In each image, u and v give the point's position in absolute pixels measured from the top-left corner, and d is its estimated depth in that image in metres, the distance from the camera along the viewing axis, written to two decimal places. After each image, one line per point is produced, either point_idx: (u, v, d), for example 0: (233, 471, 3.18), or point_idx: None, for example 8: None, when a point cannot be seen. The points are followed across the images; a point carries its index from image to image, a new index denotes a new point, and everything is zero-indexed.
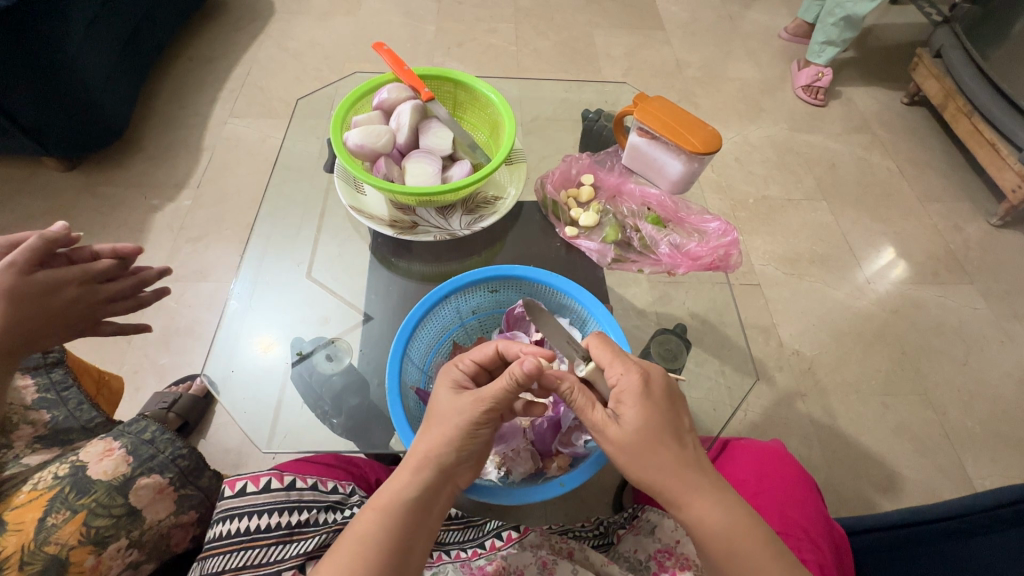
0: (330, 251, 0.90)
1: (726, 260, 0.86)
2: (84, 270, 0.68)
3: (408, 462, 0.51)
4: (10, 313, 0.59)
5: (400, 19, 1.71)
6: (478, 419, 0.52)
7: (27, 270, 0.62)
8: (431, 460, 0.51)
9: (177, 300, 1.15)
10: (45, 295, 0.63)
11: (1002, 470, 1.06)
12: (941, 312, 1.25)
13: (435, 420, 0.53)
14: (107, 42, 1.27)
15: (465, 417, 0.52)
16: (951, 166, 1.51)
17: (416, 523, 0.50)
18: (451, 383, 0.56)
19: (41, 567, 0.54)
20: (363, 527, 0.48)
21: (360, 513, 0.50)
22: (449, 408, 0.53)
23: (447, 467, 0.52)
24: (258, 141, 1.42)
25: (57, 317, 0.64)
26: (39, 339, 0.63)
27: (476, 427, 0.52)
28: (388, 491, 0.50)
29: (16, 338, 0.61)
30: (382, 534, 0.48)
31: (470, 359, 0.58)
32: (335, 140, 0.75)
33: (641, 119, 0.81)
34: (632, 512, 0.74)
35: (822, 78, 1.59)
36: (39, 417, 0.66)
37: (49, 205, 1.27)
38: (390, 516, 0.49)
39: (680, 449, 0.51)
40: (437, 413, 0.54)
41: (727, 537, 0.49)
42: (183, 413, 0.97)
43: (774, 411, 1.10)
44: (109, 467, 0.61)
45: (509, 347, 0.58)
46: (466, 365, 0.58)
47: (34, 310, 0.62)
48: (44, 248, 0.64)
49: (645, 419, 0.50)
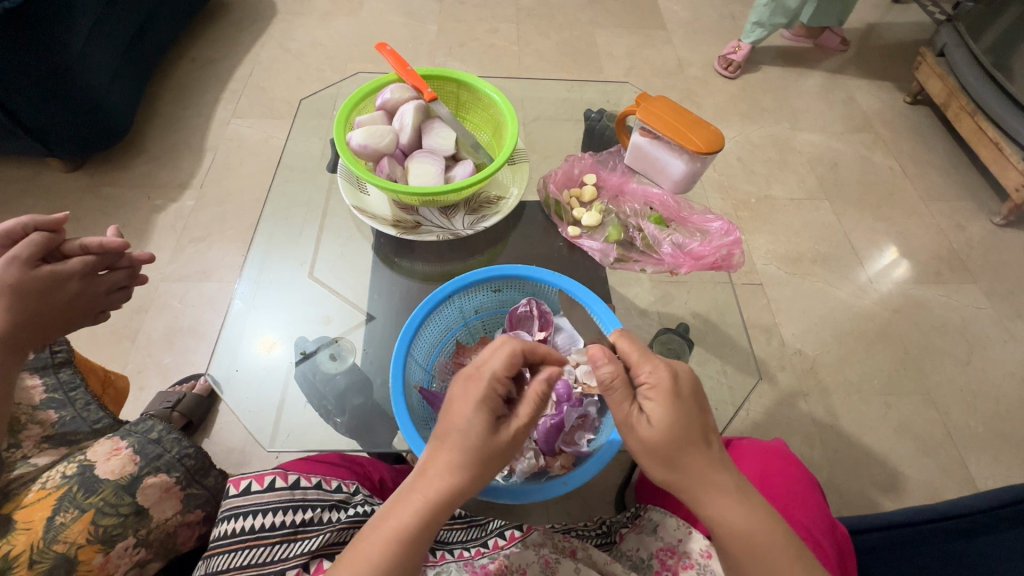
0: (331, 251, 0.90)
1: (729, 260, 0.86)
2: (84, 263, 0.68)
3: (426, 492, 0.49)
4: (17, 307, 0.60)
5: (402, 19, 1.72)
6: (513, 448, 0.51)
7: (30, 264, 0.63)
8: (451, 494, 0.49)
9: (180, 300, 1.16)
10: (46, 291, 0.63)
11: (1005, 470, 1.06)
12: (943, 311, 1.25)
13: (457, 448, 0.50)
14: (111, 43, 1.27)
15: (501, 452, 0.50)
16: (954, 165, 1.51)
17: (425, 546, 0.50)
18: (488, 407, 0.50)
19: (51, 565, 0.54)
20: (376, 553, 0.48)
21: (370, 536, 0.48)
22: (479, 442, 0.49)
23: (464, 494, 0.50)
24: (260, 142, 1.43)
25: (59, 311, 0.65)
26: (45, 333, 0.64)
27: (506, 458, 0.51)
28: (399, 516, 0.49)
29: (23, 331, 0.61)
30: (394, 561, 0.48)
31: (500, 373, 0.51)
32: (339, 140, 0.75)
33: (644, 119, 0.82)
34: (635, 511, 0.74)
35: (737, 53, 1.64)
36: (47, 417, 0.66)
37: (52, 205, 1.28)
38: (406, 544, 0.48)
39: (707, 451, 0.51)
40: (466, 435, 0.49)
41: (741, 539, 0.49)
42: (187, 413, 0.97)
43: (776, 410, 1.10)
44: (116, 467, 0.61)
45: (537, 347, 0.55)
46: (500, 383, 0.51)
47: (40, 305, 0.62)
48: (47, 241, 0.65)
49: (676, 419, 0.50)
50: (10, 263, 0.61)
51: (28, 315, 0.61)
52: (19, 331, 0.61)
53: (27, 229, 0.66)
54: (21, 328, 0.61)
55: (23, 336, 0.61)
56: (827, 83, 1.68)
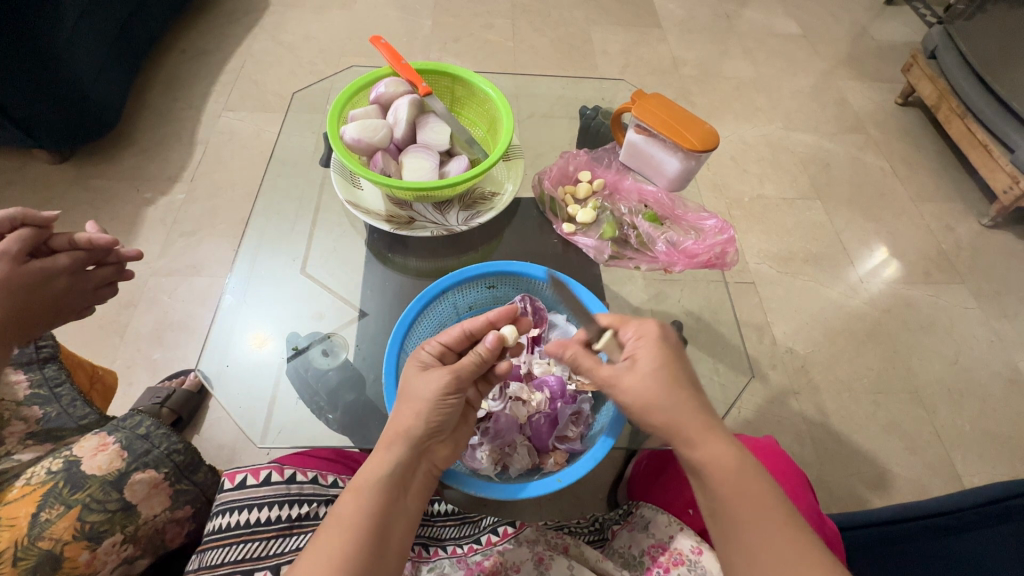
0: (323, 246, 0.89)
1: (722, 258, 0.88)
2: (72, 259, 0.67)
3: (384, 442, 0.53)
4: (7, 304, 0.59)
5: (397, 13, 1.70)
6: (446, 388, 0.53)
7: (19, 259, 0.62)
8: (403, 436, 0.53)
9: (170, 294, 1.15)
10: (35, 287, 0.62)
11: (990, 467, 1.07)
12: (931, 310, 1.27)
13: (404, 399, 0.55)
14: (100, 33, 1.25)
15: (436, 389, 0.53)
16: (943, 166, 1.52)
17: (394, 500, 0.51)
18: (420, 362, 0.57)
19: (35, 562, 0.53)
20: (343, 510, 0.49)
21: (339, 497, 0.51)
22: (417, 384, 0.55)
23: (420, 442, 0.53)
24: (253, 136, 1.41)
25: (45, 307, 0.64)
26: (31, 327, 0.63)
27: (448, 398, 0.54)
28: (362, 473, 0.52)
29: (9, 325, 0.60)
30: (362, 511, 0.49)
31: (435, 342, 0.59)
32: (332, 133, 0.74)
33: (640, 116, 0.81)
34: (627, 508, 0.74)
35: None
36: (32, 413, 0.65)
37: (40, 197, 1.26)
38: (371, 495, 0.50)
39: (696, 408, 0.54)
40: (408, 390, 0.55)
41: None
42: (176, 409, 0.96)
43: (768, 409, 1.11)
44: (104, 461, 0.60)
45: (473, 322, 0.60)
46: (431, 348, 0.59)
47: (29, 301, 0.62)
48: (35, 237, 0.64)
49: (659, 362, 0.55)
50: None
51: (18, 311, 0.60)
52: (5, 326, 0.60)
53: (15, 223, 0.63)
54: (9, 324, 0.60)
55: (10, 331, 0.60)
56: (820, 83, 1.69)
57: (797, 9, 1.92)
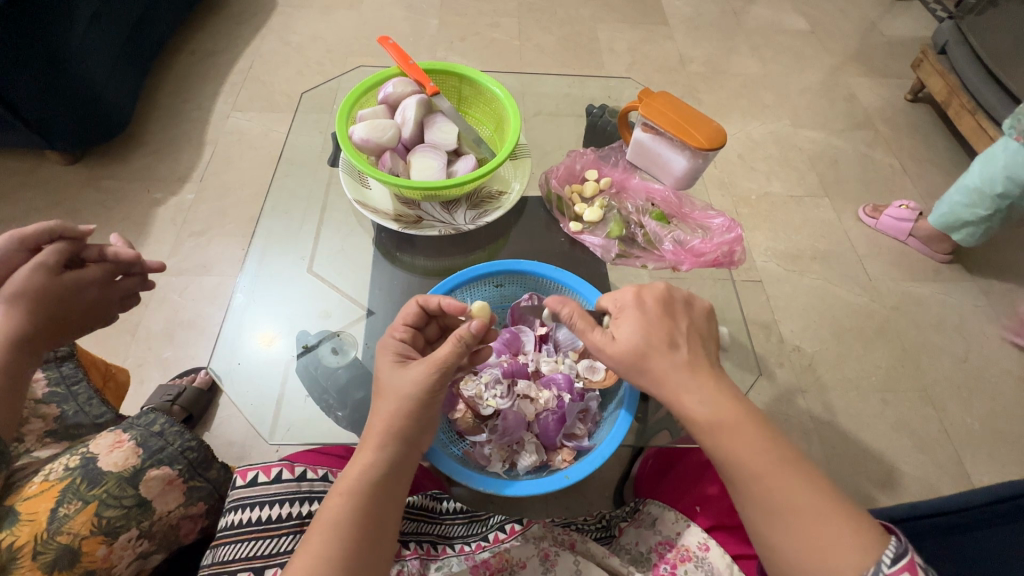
0: (331, 245, 0.90)
1: (730, 257, 0.91)
2: (103, 271, 0.68)
3: (369, 441, 0.54)
4: (41, 314, 0.61)
5: (403, 12, 1.71)
6: (431, 384, 0.54)
7: (55, 270, 0.63)
8: (390, 434, 0.54)
9: (181, 293, 1.16)
10: (69, 298, 0.64)
11: (1001, 466, 1.07)
12: (941, 308, 1.26)
13: (383, 394, 0.55)
14: (111, 35, 1.27)
15: (415, 382, 0.54)
16: (953, 163, 1.51)
17: (384, 499, 0.52)
18: (394, 353, 0.58)
19: (53, 557, 0.54)
20: (330, 513, 0.50)
21: (326, 501, 0.52)
22: (396, 378, 0.55)
23: (404, 436, 0.54)
24: (261, 135, 1.42)
25: (76, 317, 0.65)
26: (61, 337, 0.64)
27: (431, 394, 0.54)
28: (349, 476, 0.52)
29: (43, 335, 0.62)
30: (351, 515, 0.50)
31: (401, 325, 0.61)
32: (341, 135, 0.75)
33: (646, 115, 0.81)
34: (634, 506, 0.76)
35: None
36: (50, 411, 0.67)
37: (53, 198, 1.27)
38: (356, 498, 0.51)
39: (674, 354, 0.56)
40: (387, 385, 0.55)
41: None
42: (187, 406, 0.98)
43: (775, 407, 1.10)
44: (119, 459, 0.60)
45: (428, 299, 0.61)
46: (401, 332, 0.61)
47: (61, 312, 0.63)
48: (69, 248, 0.66)
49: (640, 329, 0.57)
50: (36, 269, 0.62)
51: (51, 321, 0.62)
52: (38, 335, 0.61)
53: (53, 234, 0.66)
54: (42, 334, 0.61)
55: (43, 338, 0.62)
56: (828, 80, 1.68)
57: (805, 5, 1.91)
